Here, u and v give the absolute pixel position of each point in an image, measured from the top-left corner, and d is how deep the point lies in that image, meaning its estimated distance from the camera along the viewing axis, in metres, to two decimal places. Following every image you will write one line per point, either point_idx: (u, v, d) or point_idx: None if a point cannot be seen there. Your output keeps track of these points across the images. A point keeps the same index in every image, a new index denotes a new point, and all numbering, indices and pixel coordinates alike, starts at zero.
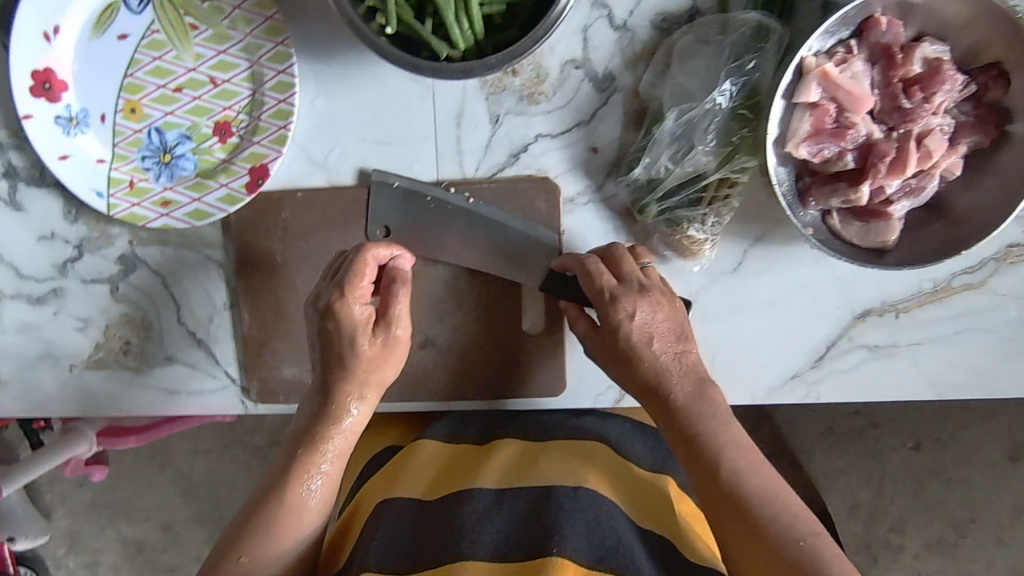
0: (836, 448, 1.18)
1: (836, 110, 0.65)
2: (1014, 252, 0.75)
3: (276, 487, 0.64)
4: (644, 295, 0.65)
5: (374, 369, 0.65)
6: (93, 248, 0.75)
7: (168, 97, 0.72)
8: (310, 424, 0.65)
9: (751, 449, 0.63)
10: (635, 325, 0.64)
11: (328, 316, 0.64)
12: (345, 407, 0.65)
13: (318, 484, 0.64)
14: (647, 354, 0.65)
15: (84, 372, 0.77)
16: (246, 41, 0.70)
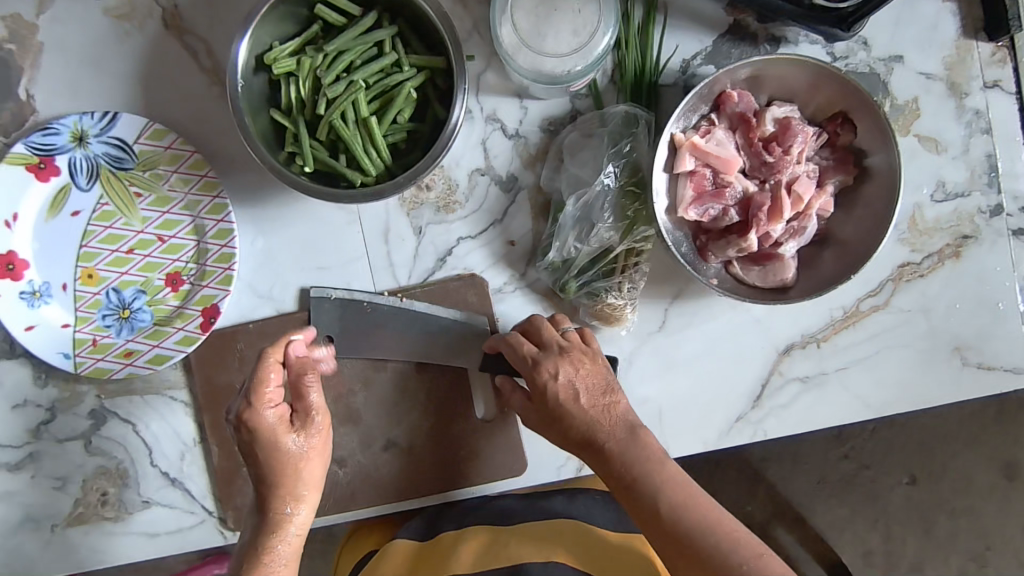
0: (833, 500, 1.29)
1: (711, 174, 0.74)
2: (906, 271, 0.80)
3: None
4: (564, 356, 0.72)
5: (301, 467, 0.68)
6: (65, 408, 0.79)
7: (121, 259, 0.79)
8: (253, 539, 0.68)
9: (690, 487, 0.67)
10: (559, 386, 0.71)
11: (240, 426, 0.66)
12: (284, 512, 0.68)
13: None
14: (579, 412, 0.71)
15: (65, 529, 0.80)
16: (187, 200, 0.79)
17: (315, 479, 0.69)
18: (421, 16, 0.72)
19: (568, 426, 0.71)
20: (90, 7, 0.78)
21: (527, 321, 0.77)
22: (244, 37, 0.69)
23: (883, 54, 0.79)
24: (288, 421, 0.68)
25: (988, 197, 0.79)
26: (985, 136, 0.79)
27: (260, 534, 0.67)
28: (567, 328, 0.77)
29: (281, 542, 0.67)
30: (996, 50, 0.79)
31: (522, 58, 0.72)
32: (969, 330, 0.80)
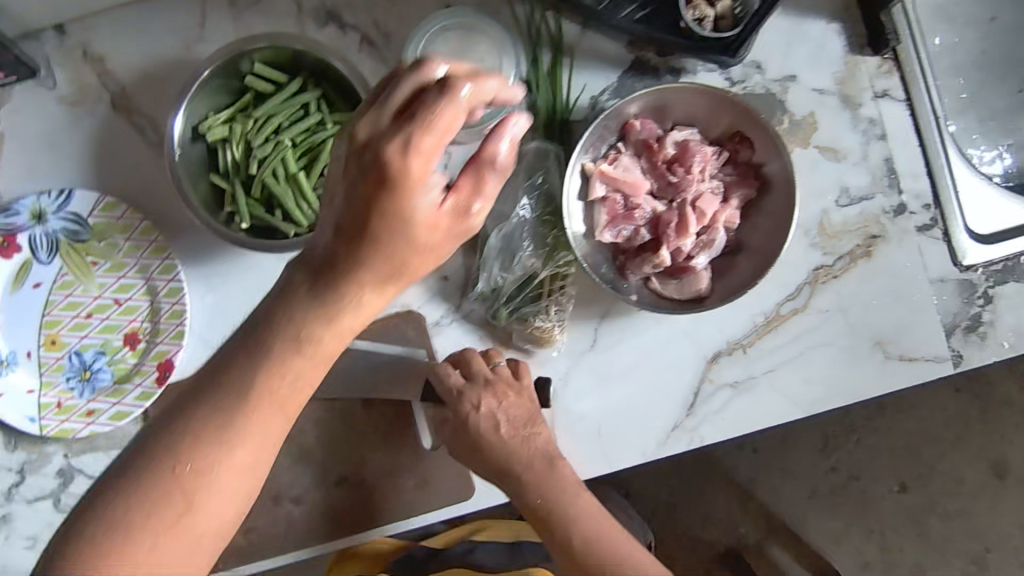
0: (826, 510, 1.39)
1: (622, 198, 0.79)
2: (821, 273, 0.84)
3: (230, 408, 0.52)
4: (488, 388, 0.77)
5: (412, 256, 0.53)
6: (33, 469, 0.84)
7: (82, 324, 0.84)
8: (295, 319, 0.53)
9: (608, 519, 0.72)
10: (481, 415, 0.76)
11: (376, 168, 0.50)
12: (348, 295, 0.53)
13: (287, 401, 0.54)
14: (499, 440, 0.76)
15: None
16: (140, 263, 0.84)
17: (413, 271, 0.54)
18: (342, 80, 0.79)
19: (489, 455, 0.76)
20: (43, 97, 0.85)
21: (457, 353, 0.81)
22: (178, 111, 0.75)
23: (776, 75, 0.83)
24: (454, 208, 0.53)
25: (891, 198, 0.83)
26: (881, 141, 0.83)
27: (312, 315, 0.52)
28: (499, 361, 0.81)
29: (325, 336, 0.53)
30: (882, 61, 0.83)
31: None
32: (888, 324, 0.84)
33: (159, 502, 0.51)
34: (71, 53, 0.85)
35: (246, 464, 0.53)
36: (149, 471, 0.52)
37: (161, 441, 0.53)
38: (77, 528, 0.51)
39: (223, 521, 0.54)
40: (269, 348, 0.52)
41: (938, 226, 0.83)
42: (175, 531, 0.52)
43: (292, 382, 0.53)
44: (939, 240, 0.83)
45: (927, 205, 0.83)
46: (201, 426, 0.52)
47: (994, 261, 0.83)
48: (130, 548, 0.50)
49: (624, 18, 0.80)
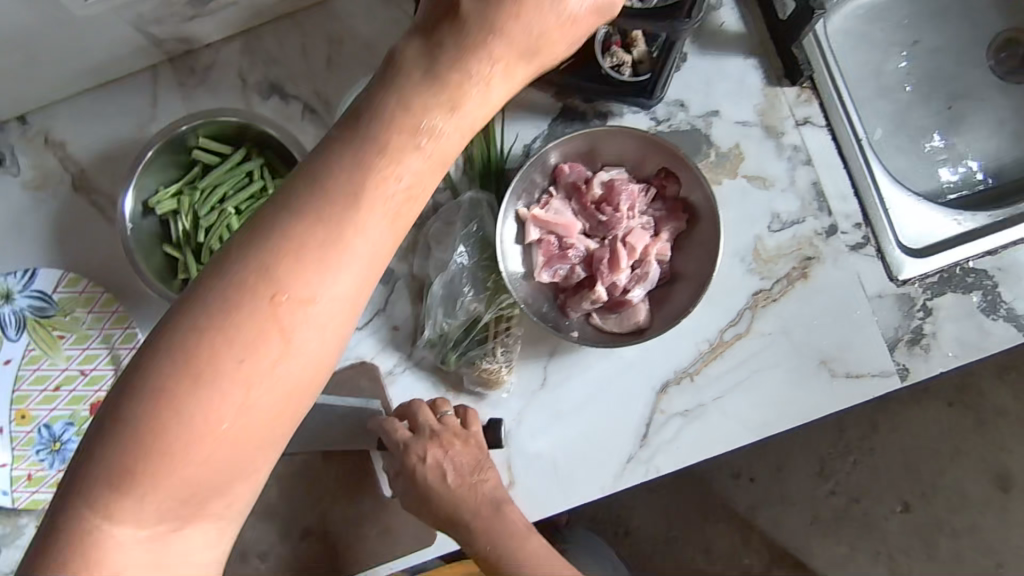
0: (829, 537, 1.38)
1: (556, 239, 0.82)
2: (760, 298, 0.86)
3: (349, 193, 0.43)
4: (434, 439, 0.78)
5: (550, 31, 0.47)
6: (9, 541, 0.87)
7: (50, 397, 0.87)
8: (406, 103, 0.44)
9: (554, 560, 0.74)
10: (428, 466, 0.77)
11: None
12: (462, 89, 0.45)
13: (380, 226, 0.44)
14: (446, 491, 0.76)
15: None
16: (103, 334, 0.87)
17: (527, 72, 0.48)
18: (282, 149, 0.83)
19: (435, 506, 0.77)
20: (8, 183, 0.90)
21: (408, 403, 0.83)
22: (127, 191, 0.79)
23: (699, 111, 0.86)
24: None
25: (821, 220, 0.86)
26: (807, 166, 0.86)
27: (410, 105, 0.44)
28: (447, 410, 0.82)
29: (430, 138, 0.45)
30: (801, 91, 0.86)
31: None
32: (832, 342, 0.85)
33: (250, 344, 0.42)
34: (32, 140, 0.90)
35: (355, 294, 0.45)
36: (215, 311, 0.42)
37: (236, 267, 0.42)
38: (122, 395, 0.42)
39: (323, 373, 0.45)
40: (373, 145, 0.44)
41: (870, 244, 0.85)
42: (258, 387, 0.42)
43: (407, 191, 0.45)
44: (873, 257, 0.85)
45: (858, 225, 0.86)
46: (285, 241, 0.43)
47: (929, 274, 0.85)
48: (210, 405, 0.42)
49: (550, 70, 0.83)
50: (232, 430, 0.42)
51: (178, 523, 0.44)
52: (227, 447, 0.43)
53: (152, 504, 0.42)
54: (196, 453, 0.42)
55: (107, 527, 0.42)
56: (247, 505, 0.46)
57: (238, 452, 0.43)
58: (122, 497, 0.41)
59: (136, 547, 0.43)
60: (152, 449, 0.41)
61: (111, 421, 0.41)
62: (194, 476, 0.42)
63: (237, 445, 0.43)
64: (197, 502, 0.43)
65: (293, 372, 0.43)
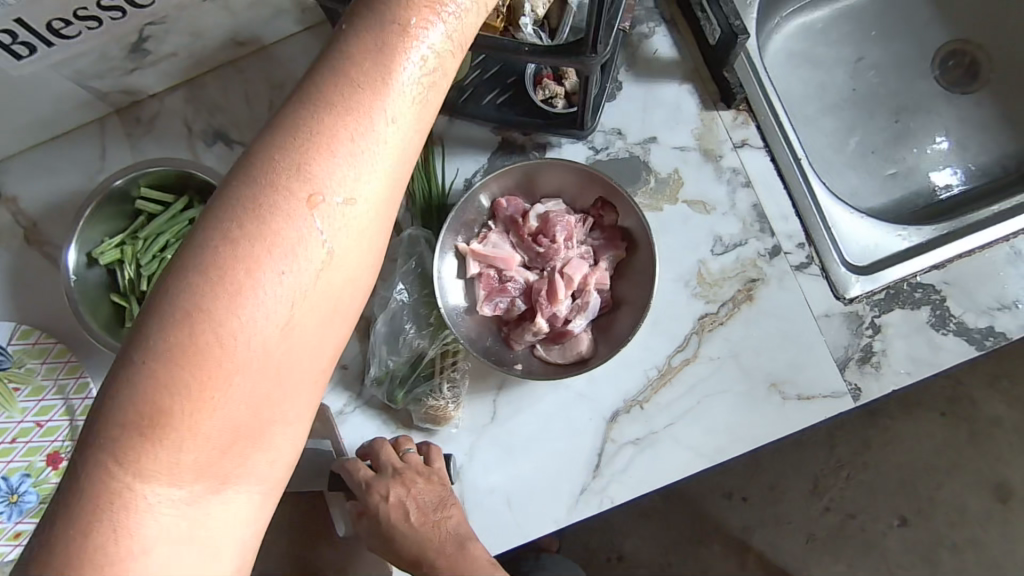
0: (826, 556, 1.34)
1: (495, 272, 0.82)
2: (706, 322, 0.85)
3: (368, 95, 0.43)
4: (396, 477, 0.78)
5: None
6: None
7: (5, 449, 0.87)
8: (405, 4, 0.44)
9: None
10: (390, 506, 0.77)
11: None
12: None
13: (400, 127, 0.44)
14: (409, 530, 0.76)
15: None
16: (58, 384, 0.88)
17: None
18: None
19: (400, 546, 0.76)
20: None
21: (370, 443, 0.82)
22: (69, 244, 0.81)
23: (637, 139, 0.87)
24: None
25: (764, 241, 0.86)
26: (745, 188, 0.87)
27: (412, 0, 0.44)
28: (408, 448, 0.81)
29: (439, 28, 0.45)
30: (736, 114, 0.88)
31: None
32: (781, 365, 0.84)
33: (290, 251, 0.41)
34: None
35: (381, 195, 0.45)
36: (245, 221, 0.41)
37: (260, 174, 0.41)
38: (145, 330, 0.39)
39: (356, 282, 0.45)
40: (388, 36, 0.44)
41: (814, 263, 0.85)
42: (296, 298, 0.42)
43: (426, 82, 0.45)
44: (818, 277, 0.85)
45: (801, 244, 0.86)
46: (309, 148, 0.42)
47: (875, 291, 0.84)
48: (249, 323, 0.40)
49: (488, 104, 0.84)
50: (273, 350, 0.42)
51: (216, 480, 0.42)
52: (267, 370, 0.41)
53: (193, 448, 0.40)
54: (239, 377, 0.40)
55: (138, 489, 0.39)
56: (282, 458, 0.44)
57: (278, 377, 0.42)
58: (159, 445, 0.39)
59: (173, 509, 0.40)
60: (190, 381, 0.39)
61: (136, 361, 0.39)
62: (237, 407, 0.41)
63: (277, 366, 0.42)
64: (236, 444, 0.42)
65: (330, 283, 0.43)
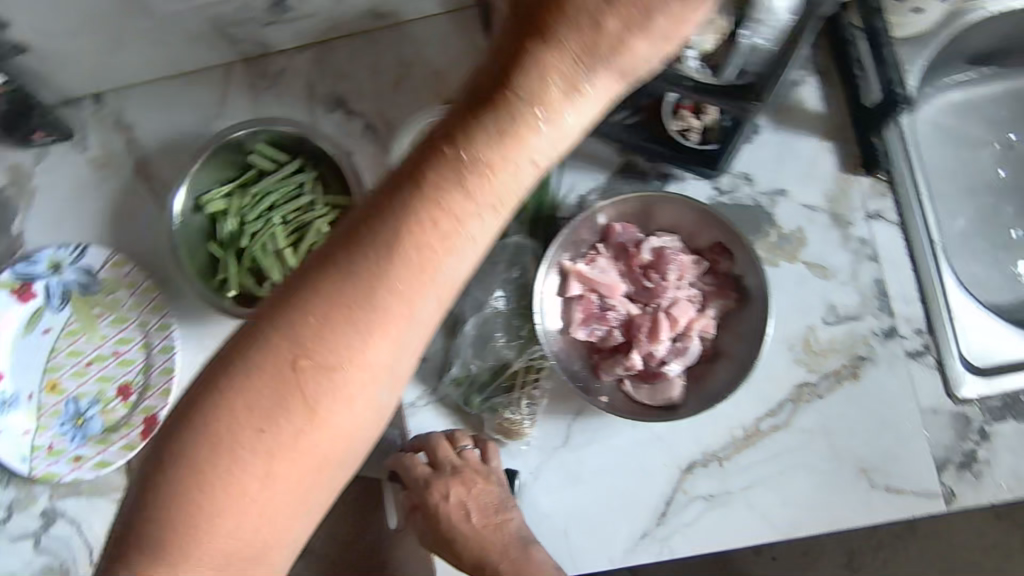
0: None
1: (597, 298, 0.79)
2: (804, 391, 0.81)
3: (378, 263, 0.43)
4: (456, 477, 0.77)
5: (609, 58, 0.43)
6: (22, 507, 0.90)
7: (83, 372, 0.90)
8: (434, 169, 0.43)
9: None
10: (451, 505, 0.78)
11: None
12: (500, 137, 0.43)
13: (410, 293, 0.44)
14: (472, 531, 0.77)
15: None
16: (140, 319, 0.89)
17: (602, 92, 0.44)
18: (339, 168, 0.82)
19: (462, 549, 0.77)
20: (75, 158, 0.92)
21: (422, 436, 0.81)
22: (179, 187, 0.81)
23: (766, 188, 0.84)
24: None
25: (881, 320, 0.81)
26: (871, 262, 0.83)
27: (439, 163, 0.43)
28: (464, 444, 0.79)
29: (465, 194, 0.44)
30: (876, 183, 0.84)
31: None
32: (873, 451, 0.79)
33: (273, 413, 0.44)
34: (104, 121, 0.93)
35: (390, 354, 0.45)
36: (239, 379, 0.44)
37: (264, 335, 0.44)
38: (156, 469, 0.45)
39: (356, 433, 0.47)
40: (404, 204, 0.43)
41: (930, 353, 0.81)
42: (276, 453, 0.44)
43: (444, 247, 0.44)
44: (932, 370, 0.80)
45: (919, 331, 0.81)
46: (315, 314, 0.43)
47: (992, 396, 0.80)
48: (230, 473, 0.44)
49: (614, 122, 0.80)
50: (256, 499, 0.45)
51: None
52: (252, 511, 0.45)
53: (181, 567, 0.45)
54: (222, 520, 0.45)
55: None
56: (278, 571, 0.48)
57: (263, 518, 0.46)
58: (152, 564, 0.45)
59: None
60: (183, 518, 0.44)
61: (146, 492, 0.45)
62: (225, 541, 0.45)
63: (260, 510, 0.45)
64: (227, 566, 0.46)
65: (322, 434, 0.45)
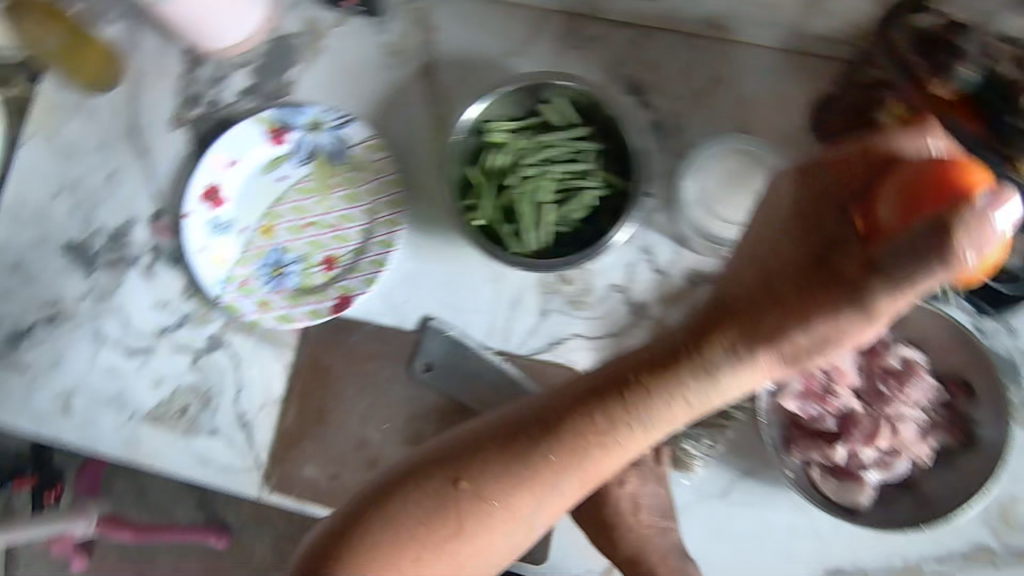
0: None
1: (825, 378, 0.74)
2: (980, 553, 0.78)
3: (533, 442, 0.63)
4: (637, 469, 0.78)
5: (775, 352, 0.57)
6: (194, 325, 0.93)
7: (297, 229, 0.92)
8: (595, 397, 0.62)
9: None
10: (624, 495, 0.77)
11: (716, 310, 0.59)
12: (665, 393, 0.59)
13: (553, 461, 0.63)
14: (638, 527, 0.76)
15: (140, 422, 0.93)
16: (371, 205, 0.90)
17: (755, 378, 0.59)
18: (629, 150, 0.80)
19: (620, 545, 0.76)
20: (369, 38, 0.92)
21: None
22: (476, 103, 0.79)
23: None
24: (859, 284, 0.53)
25: None
26: None
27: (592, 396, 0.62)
28: None
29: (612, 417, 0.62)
30: None
31: (698, 215, 0.82)
32: None
33: (429, 515, 0.62)
34: (411, 16, 0.91)
35: (546, 508, 0.65)
36: (407, 493, 0.63)
37: (443, 465, 0.64)
38: (337, 535, 0.63)
39: (497, 546, 0.65)
40: (563, 413, 0.63)
41: None
42: (425, 551, 0.62)
43: (593, 447, 0.62)
44: None
45: None
46: (489, 457, 0.64)
47: None
48: (392, 557, 0.61)
49: None
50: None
51: None
52: None
53: None
54: None
55: None
56: None
57: None
58: None
59: None
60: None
61: (326, 553, 0.62)
62: None
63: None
64: None
65: (468, 541, 0.63)
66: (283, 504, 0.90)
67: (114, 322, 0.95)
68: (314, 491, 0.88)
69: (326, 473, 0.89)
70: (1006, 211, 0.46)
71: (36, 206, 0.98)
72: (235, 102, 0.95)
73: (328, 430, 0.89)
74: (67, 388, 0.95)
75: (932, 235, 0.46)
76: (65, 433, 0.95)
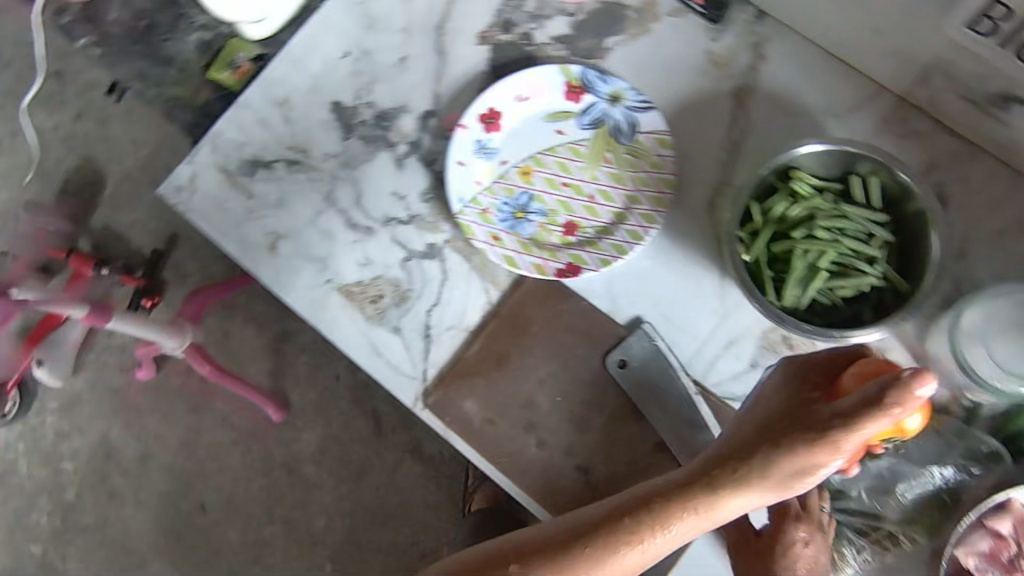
0: None
1: (1016, 553, 0.75)
2: None
3: (566, 543, 0.72)
4: (819, 533, 0.79)
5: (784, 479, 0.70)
6: (420, 226, 0.94)
7: (553, 184, 0.93)
8: (618, 515, 0.72)
9: None
10: (801, 552, 0.79)
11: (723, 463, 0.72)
12: (684, 508, 0.70)
13: (598, 555, 0.71)
14: None
15: (332, 291, 0.94)
16: (633, 193, 0.91)
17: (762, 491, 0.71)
18: (918, 262, 0.81)
19: None
20: (700, 43, 0.95)
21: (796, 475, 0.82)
22: (812, 145, 0.82)
23: None
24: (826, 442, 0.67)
25: None
26: None
27: (619, 509, 0.72)
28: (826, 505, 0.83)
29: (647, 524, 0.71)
30: None
31: (973, 350, 0.80)
32: None
33: None
34: (746, 35, 0.95)
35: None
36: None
37: (490, 558, 0.75)
38: None
39: None
40: (594, 517, 0.73)
41: None
42: None
43: (631, 544, 0.71)
44: None
45: None
46: (531, 555, 0.73)
47: None
48: None
49: None
50: None
51: None
52: None
53: None
54: None
55: None
56: None
57: None
58: None
59: None
60: None
61: None
62: None
63: None
64: None
65: None
66: (433, 426, 0.90)
67: (350, 190, 0.96)
68: (467, 427, 0.89)
69: (484, 416, 0.89)
70: (936, 381, 0.63)
71: (323, 54, 0.99)
72: (547, 45, 0.97)
73: (508, 378, 0.90)
74: (281, 229, 0.96)
75: (857, 411, 0.66)
76: (263, 270, 0.96)
